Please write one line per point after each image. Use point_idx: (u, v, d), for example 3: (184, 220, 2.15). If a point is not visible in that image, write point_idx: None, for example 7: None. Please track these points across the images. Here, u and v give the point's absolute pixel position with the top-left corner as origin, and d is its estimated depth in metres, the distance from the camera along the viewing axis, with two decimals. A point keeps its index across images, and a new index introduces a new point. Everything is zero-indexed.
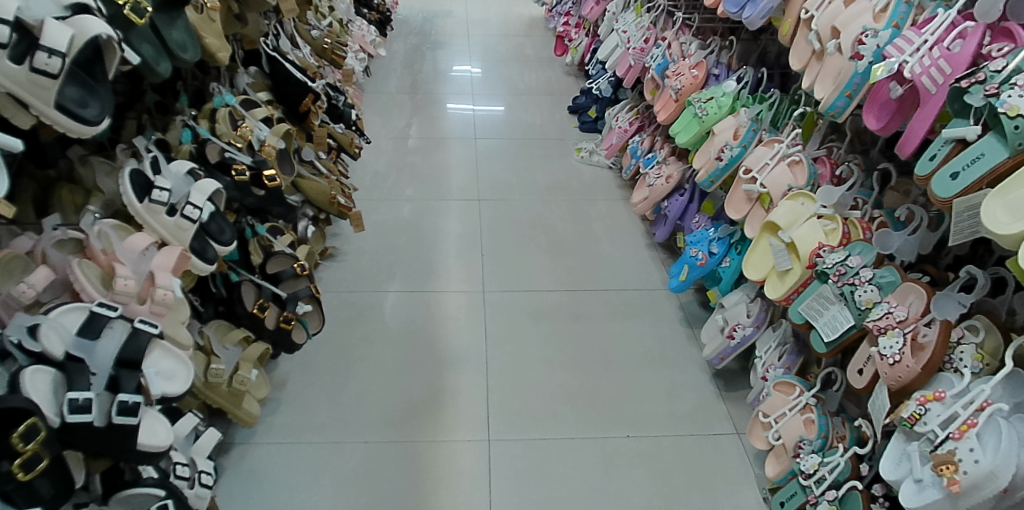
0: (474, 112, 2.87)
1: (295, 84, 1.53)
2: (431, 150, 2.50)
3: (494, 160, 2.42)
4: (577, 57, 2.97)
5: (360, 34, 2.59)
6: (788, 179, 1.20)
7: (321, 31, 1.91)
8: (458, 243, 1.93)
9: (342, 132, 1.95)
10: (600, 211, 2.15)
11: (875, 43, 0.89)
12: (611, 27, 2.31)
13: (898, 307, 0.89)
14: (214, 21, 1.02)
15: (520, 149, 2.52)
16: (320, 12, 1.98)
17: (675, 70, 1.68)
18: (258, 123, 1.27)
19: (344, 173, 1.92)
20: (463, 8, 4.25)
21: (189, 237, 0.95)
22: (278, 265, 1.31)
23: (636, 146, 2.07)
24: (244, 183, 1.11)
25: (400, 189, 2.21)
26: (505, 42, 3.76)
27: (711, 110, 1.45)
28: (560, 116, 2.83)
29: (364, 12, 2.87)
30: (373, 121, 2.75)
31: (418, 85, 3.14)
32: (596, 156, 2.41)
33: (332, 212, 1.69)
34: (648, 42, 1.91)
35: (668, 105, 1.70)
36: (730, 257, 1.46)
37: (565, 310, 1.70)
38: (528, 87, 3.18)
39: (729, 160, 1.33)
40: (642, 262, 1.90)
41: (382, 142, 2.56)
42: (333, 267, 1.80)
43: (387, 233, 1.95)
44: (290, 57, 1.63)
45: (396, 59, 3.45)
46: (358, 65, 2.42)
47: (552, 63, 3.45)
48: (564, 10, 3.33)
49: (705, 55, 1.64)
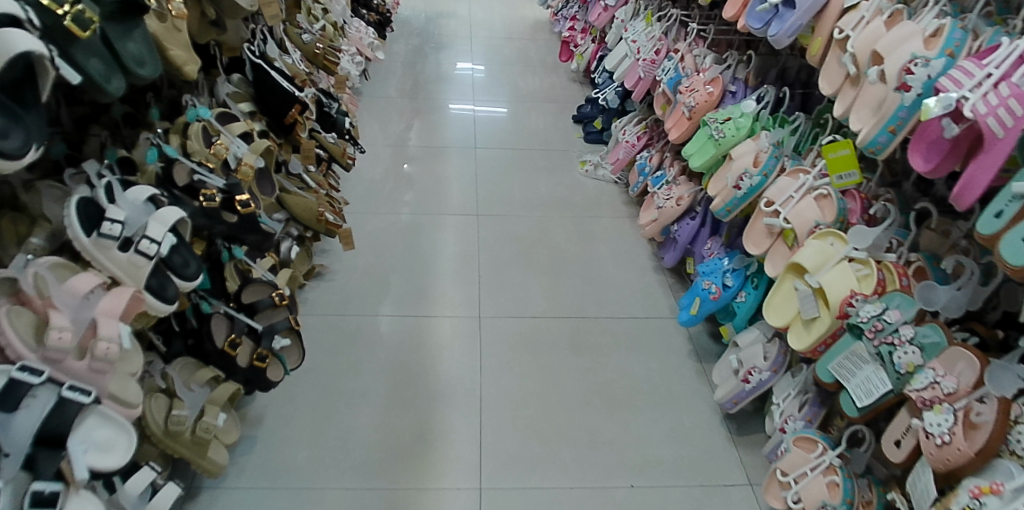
0: (476, 117, 2.76)
1: (280, 93, 1.42)
2: (429, 159, 2.39)
3: (495, 171, 2.31)
4: (583, 64, 2.86)
5: (358, 36, 2.48)
6: (815, 214, 1.09)
7: (316, 35, 1.80)
8: (455, 262, 1.83)
9: (334, 142, 1.86)
10: (605, 229, 2.05)
11: (925, 73, 0.78)
12: (620, 35, 2.19)
13: (946, 377, 0.79)
14: (179, 31, 0.91)
15: (522, 160, 2.41)
16: (313, 15, 1.88)
17: (688, 85, 1.57)
18: (235, 139, 1.17)
19: (335, 186, 1.82)
20: (467, 8, 4.14)
21: (144, 276, 0.84)
22: (254, 293, 1.22)
23: (644, 163, 1.96)
24: (214, 209, 1.00)
25: (394, 202, 2.10)
26: (509, 46, 3.64)
27: (729, 132, 1.33)
28: (565, 125, 2.71)
29: (363, 11, 2.76)
30: (370, 126, 2.64)
31: (419, 88, 3.03)
32: (601, 170, 2.30)
33: (319, 230, 1.59)
34: (659, 53, 1.80)
35: (681, 123, 1.59)
36: (746, 292, 1.37)
37: (565, 340, 1.60)
38: (531, 93, 3.07)
39: (749, 189, 1.22)
40: (649, 287, 1.80)
41: (378, 150, 2.45)
42: (321, 287, 1.69)
43: (379, 250, 1.85)
44: (277, 64, 1.52)
45: (396, 60, 3.34)
46: (354, 69, 2.31)
47: (557, 69, 3.34)
48: (569, 15, 3.22)
49: (721, 70, 1.54)
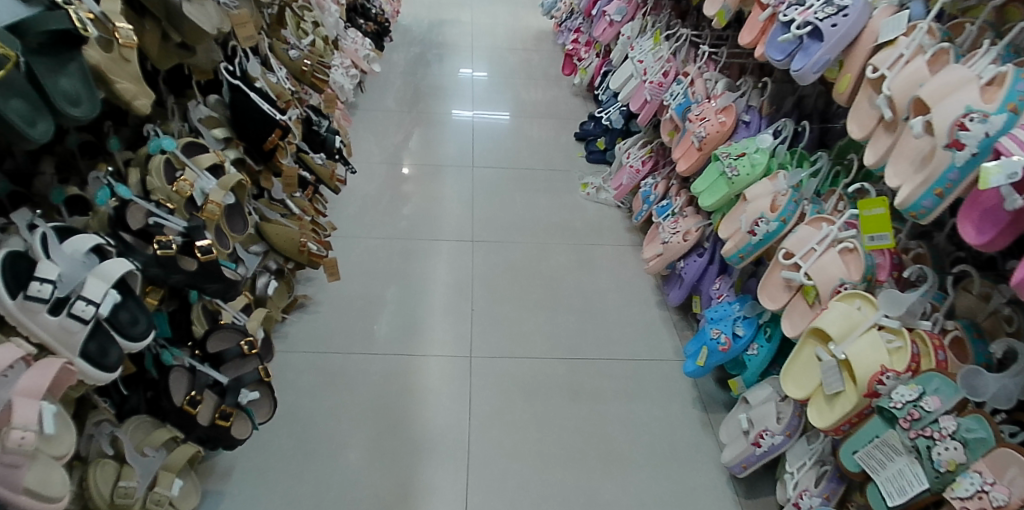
0: (474, 131, 2.65)
1: (258, 115, 1.32)
2: (424, 177, 2.28)
3: (493, 192, 2.21)
4: (587, 79, 2.75)
5: (353, 48, 2.39)
6: (839, 271, 0.99)
7: (303, 50, 1.70)
8: (448, 293, 1.73)
9: (323, 164, 1.77)
10: (607, 258, 1.94)
11: (982, 130, 0.68)
12: (625, 53, 2.09)
13: (994, 485, 0.70)
14: (129, 62, 0.80)
15: (522, 180, 2.30)
16: (303, 28, 1.78)
17: (696, 113, 1.47)
18: (202, 173, 1.06)
19: (322, 210, 1.72)
20: (469, 16, 4.03)
21: (79, 343, 0.73)
22: (222, 341, 1.11)
23: (649, 191, 1.85)
24: (170, 258, 0.89)
25: (386, 225, 2.00)
26: (511, 56, 3.54)
27: (743, 170, 1.23)
28: (567, 142, 2.61)
29: (360, 21, 2.66)
30: (364, 139, 2.53)
31: (416, 100, 2.92)
32: (604, 193, 2.19)
33: (301, 262, 1.48)
34: (668, 75, 1.68)
35: (690, 153, 1.48)
36: (758, 344, 1.26)
37: (562, 385, 1.49)
38: (532, 107, 2.96)
39: (765, 236, 1.12)
40: (652, 325, 1.70)
41: (371, 165, 2.35)
42: (303, 319, 1.59)
43: (367, 279, 1.75)
44: (258, 84, 1.42)
45: (395, 70, 3.24)
46: (347, 82, 2.22)
47: (560, 81, 3.23)
48: (573, 26, 3.11)
49: (734, 97, 1.43)
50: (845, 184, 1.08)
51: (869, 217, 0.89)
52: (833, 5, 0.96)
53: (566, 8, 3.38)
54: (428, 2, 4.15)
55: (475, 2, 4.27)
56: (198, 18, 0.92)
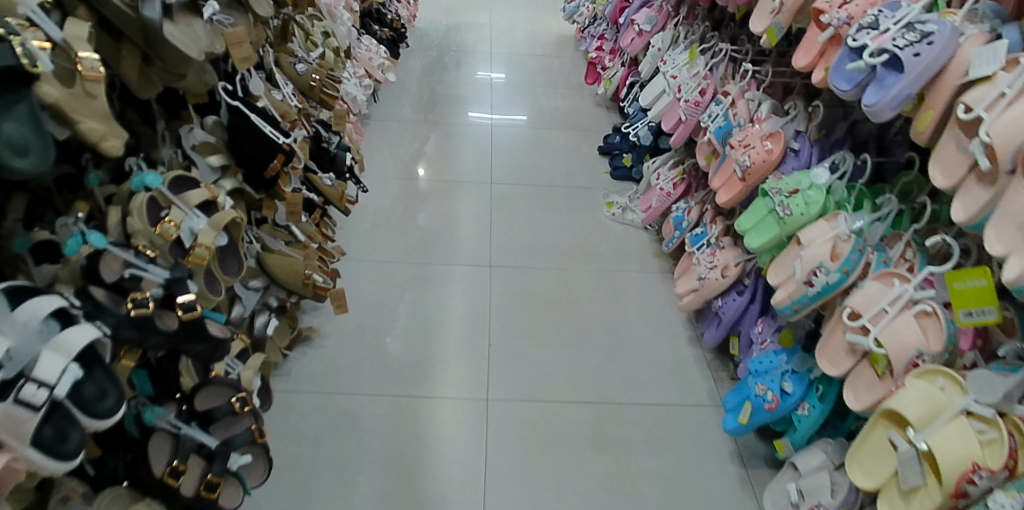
0: (493, 142, 2.52)
1: (260, 139, 1.21)
2: (440, 193, 2.16)
3: (512, 211, 2.09)
4: (612, 89, 2.61)
5: (366, 57, 2.28)
6: (917, 340, 0.85)
7: (313, 64, 1.59)
8: (463, 325, 1.61)
9: (332, 184, 1.67)
10: (634, 286, 1.81)
11: None
12: (655, 65, 1.95)
13: None
14: (95, 97, 0.68)
15: (542, 198, 2.18)
16: (313, 39, 1.67)
17: (739, 139, 1.33)
18: (191, 211, 0.95)
19: (330, 234, 1.62)
20: (488, 20, 3.90)
21: (30, 432, 0.62)
22: (212, 397, 1.01)
23: (681, 216, 1.71)
24: (145, 318, 0.77)
25: (399, 247, 1.88)
26: (531, 62, 3.41)
27: (797, 210, 1.08)
28: (590, 156, 2.47)
29: (375, 27, 2.56)
30: (377, 151, 2.42)
31: (433, 108, 2.81)
32: (630, 214, 2.06)
33: (306, 295, 1.37)
34: (705, 94, 1.54)
35: (732, 183, 1.34)
36: (810, 403, 1.12)
37: (585, 434, 1.37)
38: (553, 116, 2.83)
39: (824, 288, 0.98)
40: (684, 364, 1.56)
41: (385, 180, 2.23)
42: (308, 355, 1.49)
43: (376, 308, 1.64)
44: (260, 103, 1.32)
45: (411, 77, 3.13)
46: (360, 94, 2.11)
47: (582, 89, 3.10)
48: (597, 32, 2.98)
49: (782, 122, 1.28)
50: (912, 229, 0.98)
51: (960, 289, 0.75)
52: (917, 31, 0.82)
53: (589, 13, 3.24)
54: (445, 5, 4.04)
55: (494, 5, 4.15)
56: (182, 43, 0.81)
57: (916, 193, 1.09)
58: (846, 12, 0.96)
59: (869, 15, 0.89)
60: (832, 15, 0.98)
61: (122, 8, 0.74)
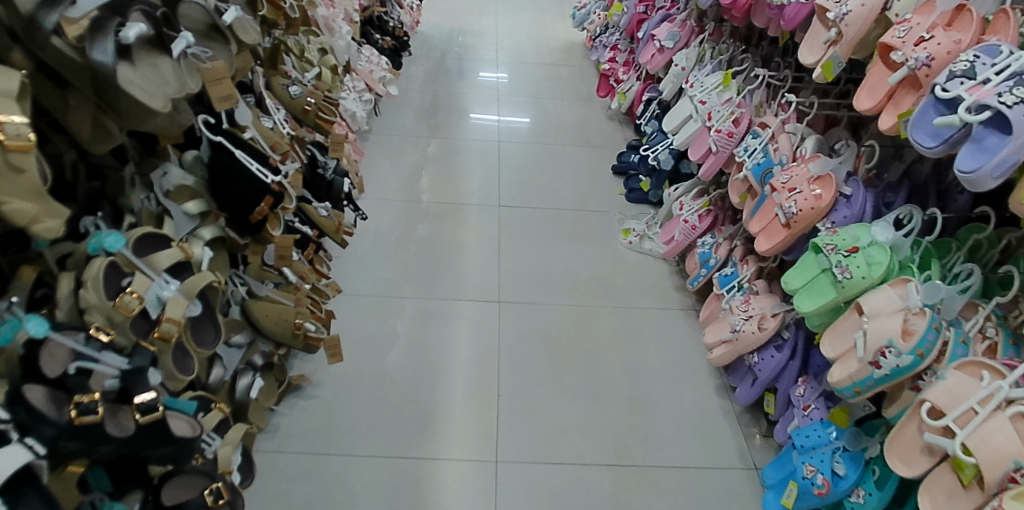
0: (501, 158, 2.38)
1: (244, 180, 1.07)
2: (444, 216, 2.02)
3: (521, 238, 1.95)
4: (626, 104, 2.48)
5: (366, 70, 2.16)
6: (1017, 451, 0.70)
7: (308, 86, 1.45)
8: (469, 371, 1.48)
9: (327, 215, 1.54)
10: (654, 325, 1.67)
11: None
12: (677, 84, 1.82)
13: None
14: (23, 172, 0.54)
15: (554, 222, 2.04)
16: (309, 57, 1.54)
17: (782, 180, 1.20)
18: (159, 277, 0.82)
19: (325, 271, 1.49)
20: (493, 25, 3.76)
21: None
22: (181, 489, 0.85)
23: (708, 252, 1.58)
24: (88, 426, 0.63)
25: (400, 278, 1.74)
26: (539, 71, 3.27)
27: (858, 272, 0.95)
28: (603, 175, 2.33)
29: (377, 36, 2.43)
30: (378, 167, 2.28)
31: (437, 120, 2.67)
32: (648, 242, 1.93)
33: (295, 346, 1.24)
34: (738, 123, 1.41)
35: (773, 229, 1.20)
36: (865, 490, 0.98)
37: (604, 503, 1.23)
38: (563, 129, 2.69)
39: (893, 371, 0.85)
40: (710, 419, 1.43)
41: (386, 200, 2.09)
42: (298, 408, 1.35)
43: (375, 351, 1.50)
44: (247, 134, 1.19)
45: (413, 85, 2.99)
46: (360, 109, 2.02)
47: (593, 100, 2.96)
48: (610, 42, 2.84)
49: (832, 163, 1.14)
50: (994, 302, 0.86)
51: None
52: None
53: (600, 20, 3.10)
54: (448, 9, 3.90)
55: (500, 10, 4.01)
56: (142, 90, 0.68)
57: (990, 254, 0.95)
58: (926, 51, 0.83)
59: (962, 60, 0.75)
60: (907, 54, 0.85)
61: (64, 50, 0.61)
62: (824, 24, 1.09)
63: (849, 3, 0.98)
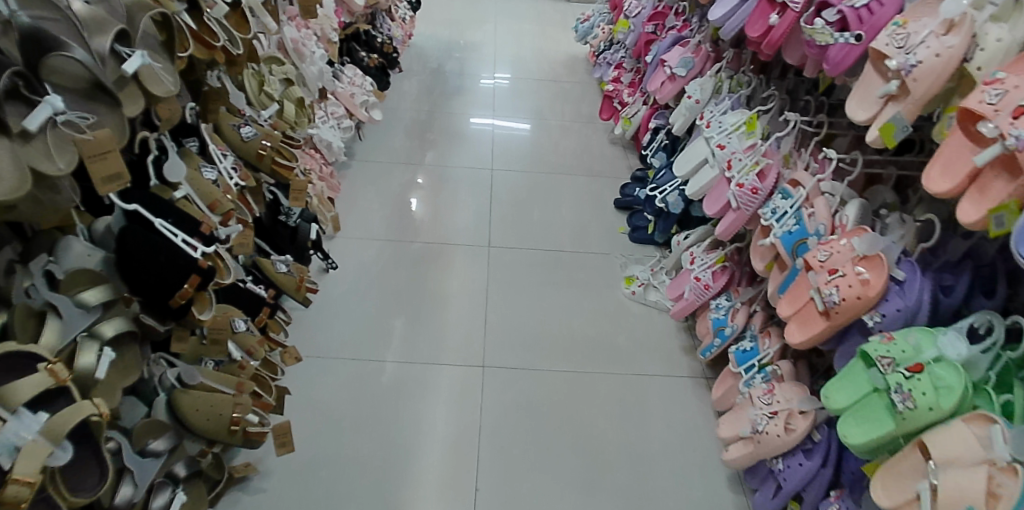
0: (494, 188, 2.18)
1: (164, 256, 0.87)
2: (428, 257, 1.83)
3: (511, 285, 1.76)
4: (631, 130, 2.29)
5: (346, 93, 1.96)
6: None
7: (264, 125, 1.25)
8: (443, 459, 1.30)
9: (287, 270, 1.35)
10: (657, 395, 1.48)
11: None
12: (689, 119, 1.62)
13: None
14: None
15: (548, 265, 1.85)
16: (271, 88, 1.34)
17: (819, 256, 0.99)
18: (16, 416, 0.62)
19: (280, 339, 1.30)
20: (492, 36, 3.57)
21: None
22: None
23: (723, 318, 1.37)
24: None
25: (375, 335, 1.56)
26: (539, 86, 3.08)
27: (923, 399, 0.75)
28: (604, 210, 2.13)
29: (362, 53, 2.24)
30: (359, 195, 2.09)
31: (428, 142, 2.47)
32: (653, 293, 1.73)
33: (234, 443, 1.04)
34: (764, 177, 1.20)
35: (808, 316, 1.00)
36: None
37: None
38: (563, 153, 2.49)
39: None
40: None
41: (367, 237, 1.89)
42: (239, 507, 1.18)
43: (336, 433, 1.33)
44: (178, 194, 0.99)
45: (404, 101, 2.79)
46: (337, 138, 1.84)
47: (595, 121, 2.76)
48: (615, 60, 2.65)
49: (882, 241, 0.94)
50: None
51: None
52: None
53: (605, 35, 2.91)
54: (445, 19, 3.71)
55: (499, 20, 3.83)
56: None
57: None
58: None
59: None
60: (1003, 128, 0.65)
61: None
62: (880, 72, 0.90)
63: (918, 51, 0.79)
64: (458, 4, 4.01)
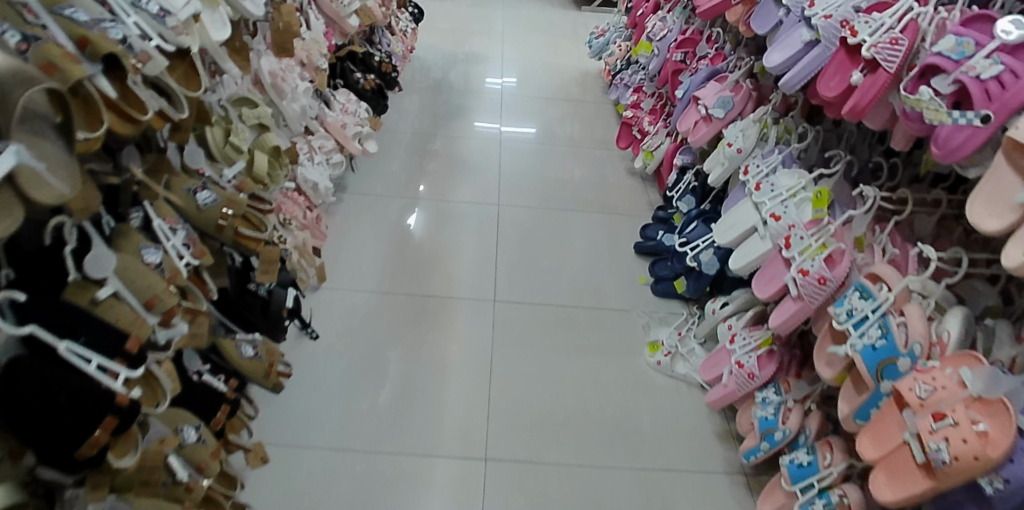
0: (500, 227, 1.97)
1: (66, 397, 0.67)
2: (423, 315, 1.62)
3: (518, 350, 1.54)
4: (653, 164, 2.07)
5: (338, 123, 1.76)
6: None
7: (227, 189, 1.04)
8: None
9: (255, 353, 1.14)
10: (687, 497, 1.27)
11: None
12: (727, 169, 1.41)
13: None
14: None
15: (561, 325, 1.63)
16: (240, 138, 1.12)
17: (917, 392, 0.78)
18: None
19: (239, 445, 1.10)
20: (499, 48, 3.36)
21: None
22: None
23: (770, 419, 1.16)
24: None
25: (361, 417, 1.35)
26: (549, 104, 2.86)
27: None
28: (622, 255, 1.91)
29: (357, 74, 2.02)
30: (349, 234, 1.87)
31: (429, 169, 2.24)
32: (681, 365, 1.51)
33: None
34: (833, 264, 0.98)
35: (902, 466, 0.78)
36: None
37: None
38: (577, 184, 2.27)
39: None
40: None
41: (357, 288, 1.68)
42: None
43: None
44: (102, 293, 0.78)
45: (403, 119, 2.58)
46: (325, 178, 1.63)
47: (610, 146, 2.54)
48: (635, 82, 2.43)
49: (1005, 380, 0.71)
50: None
51: None
52: None
53: (622, 53, 2.69)
54: (449, 28, 3.50)
55: (507, 30, 3.62)
56: None
57: None
58: None
59: None
60: None
61: None
62: (1019, 169, 0.68)
63: None
64: (464, 12, 3.79)
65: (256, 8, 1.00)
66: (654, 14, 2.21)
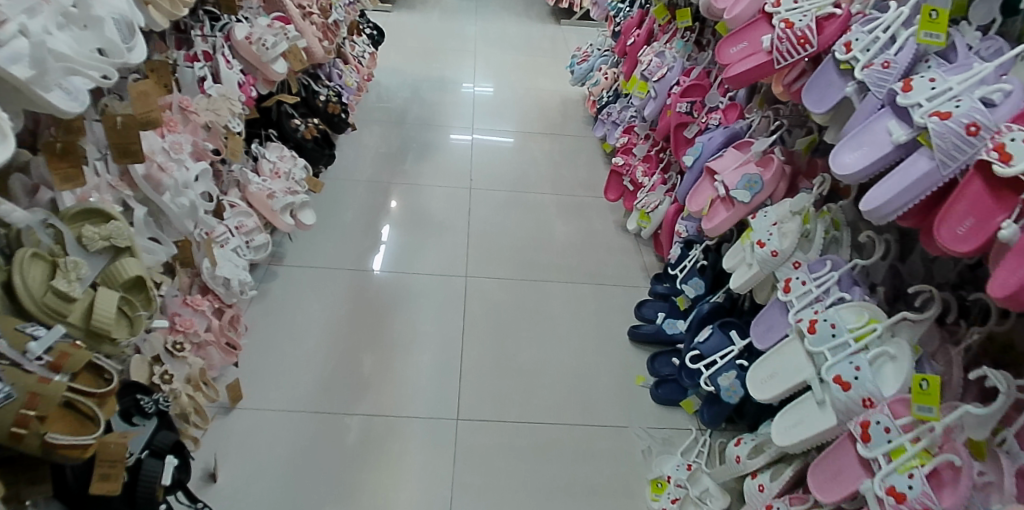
0: (468, 308, 1.63)
1: None
2: (366, 445, 1.27)
3: (486, 494, 1.21)
4: (649, 228, 1.76)
5: (263, 192, 1.41)
6: None
7: (31, 374, 0.67)
8: None
9: None
10: None
11: None
12: (748, 275, 1.08)
13: None
14: None
15: (540, 450, 1.30)
16: (72, 279, 0.75)
17: None
18: None
19: None
20: (472, 69, 3.02)
21: None
22: None
23: None
24: None
25: None
26: (526, 137, 2.53)
27: None
28: (615, 343, 1.58)
29: (296, 121, 1.68)
30: (281, 322, 1.52)
31: (386, 228, 1.89)
32: None
33: None
34: (942, 486, 0.67)
35: None
36: None
37: None
38: (559, 241, 1.94)
39: None
40: None
41: (284, 408, 1.32)
42: None
43: None
44: None
45: (357, 160, 2.23)
46: (241, 271, 1.27)
47: (596, 192, 2.21)
48: (626, 120, 2.11)
49: None
50: None
51: None
52: None
53: (610, 83, 2.37)
54: (417, 47, 3.16)
55: (481, 48, 3.28)
56: None
57: None
58: None
59: None
60: None
61: None
62: None
63: None
64: (434, 28, 3.44)
65: (74, 101, 0.66)
66: (648, 46, 1.90)
